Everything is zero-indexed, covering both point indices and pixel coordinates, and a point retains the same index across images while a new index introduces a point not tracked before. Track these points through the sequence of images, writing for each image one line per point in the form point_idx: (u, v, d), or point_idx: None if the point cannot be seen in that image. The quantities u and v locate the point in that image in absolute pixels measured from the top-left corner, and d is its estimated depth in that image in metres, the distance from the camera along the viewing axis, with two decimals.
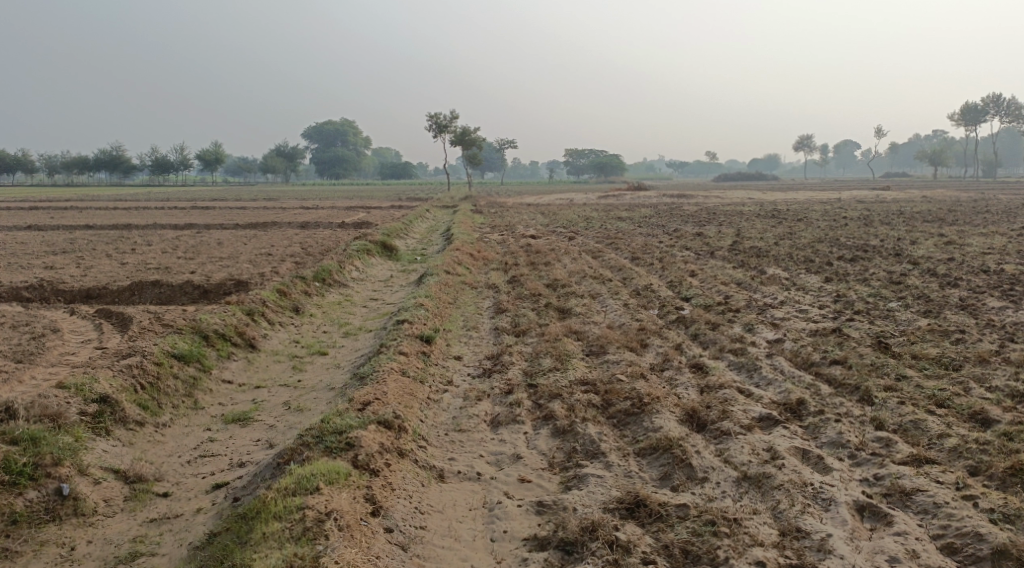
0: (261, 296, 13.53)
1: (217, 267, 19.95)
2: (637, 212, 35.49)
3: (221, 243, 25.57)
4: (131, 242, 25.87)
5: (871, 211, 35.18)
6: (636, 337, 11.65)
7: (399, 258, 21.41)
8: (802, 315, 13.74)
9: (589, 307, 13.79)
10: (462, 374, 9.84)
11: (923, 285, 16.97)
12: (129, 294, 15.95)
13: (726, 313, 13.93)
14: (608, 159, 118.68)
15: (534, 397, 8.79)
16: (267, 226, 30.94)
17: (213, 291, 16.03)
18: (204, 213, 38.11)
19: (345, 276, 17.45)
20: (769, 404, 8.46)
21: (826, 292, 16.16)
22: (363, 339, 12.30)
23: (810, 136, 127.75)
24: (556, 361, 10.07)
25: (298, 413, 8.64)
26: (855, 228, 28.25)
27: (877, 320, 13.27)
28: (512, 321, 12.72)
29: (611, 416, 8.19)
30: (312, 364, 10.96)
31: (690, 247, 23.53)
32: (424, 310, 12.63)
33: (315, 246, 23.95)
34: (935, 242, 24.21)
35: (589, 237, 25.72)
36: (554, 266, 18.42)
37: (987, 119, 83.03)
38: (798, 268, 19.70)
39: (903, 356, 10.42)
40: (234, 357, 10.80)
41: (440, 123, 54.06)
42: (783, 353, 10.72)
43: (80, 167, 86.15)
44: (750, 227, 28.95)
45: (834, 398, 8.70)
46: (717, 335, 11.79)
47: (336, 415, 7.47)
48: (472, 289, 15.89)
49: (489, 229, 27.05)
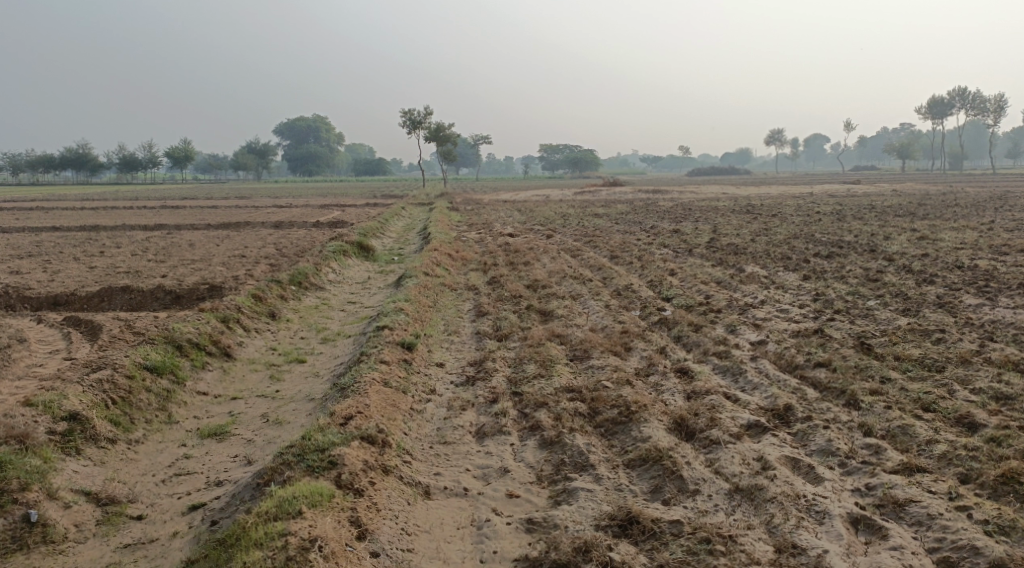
0: (235, 302, 13.23)
1: (190, 270, 19.58)
2: (613, 208, 35.37)
3: (193, 244, 25.13)
4: (100, 244, 25.34)
5: (845, 206, 35.36)
6: (620, 340, 11.52)
7: (375, 259, 21.12)
8: (783, 315, 13.70)
9: (570, 308, 13.65)
10: (445, 382, 9.65)
11: (901, 282, 17.02)
12: (98, 300, 15.56)
13: (708, 314, 13.84)
14: (582, 154, 118.74)
15: (520, 406, 8.63)
16: (240, 225, 30.47)
17: (186, 296, 15.69)
18: (175, 212, 37.50)
19: (322, 278, 17.17)
20: (758, 410, 8.37)
21: (806, 291, 16.15)
22: (342, 345, 12.07)
23: (781, 132, 128.91)
24: (540, 367, 9.92)
25: (276, 426, 8.40)
26: (830, 224, 28.37)
27: (858, 319, 13.26)
28: (493, 325, 12.54)
29: (598, 425, 8.06)
30: (290, 372, 10.71)
31: (668, 244, 23.48)
32: (404, 315, 12.41)
33: (289, 247, 23.58)
34: (909, 237, 24.38)
35: (567, 234, 25.59)
36: (533, 266, 18.26)
37: (953, 112, 84.12)
38: (776, 265, 19.72)
39: (886, 357, 10.40)
40: (209, 367, 10.53)
41: (414, 119, 53.65)
42: (768, 356, 10.65)
43: (46, 166, 84.57)
44: (726, 223, 28.99)
45: (821, 402, 8.64)
46: (700, 337, 11.69)
47: (316, 431, 7.27)
48: (451, 291, 15.69)
49: (465, 228, 26.82)
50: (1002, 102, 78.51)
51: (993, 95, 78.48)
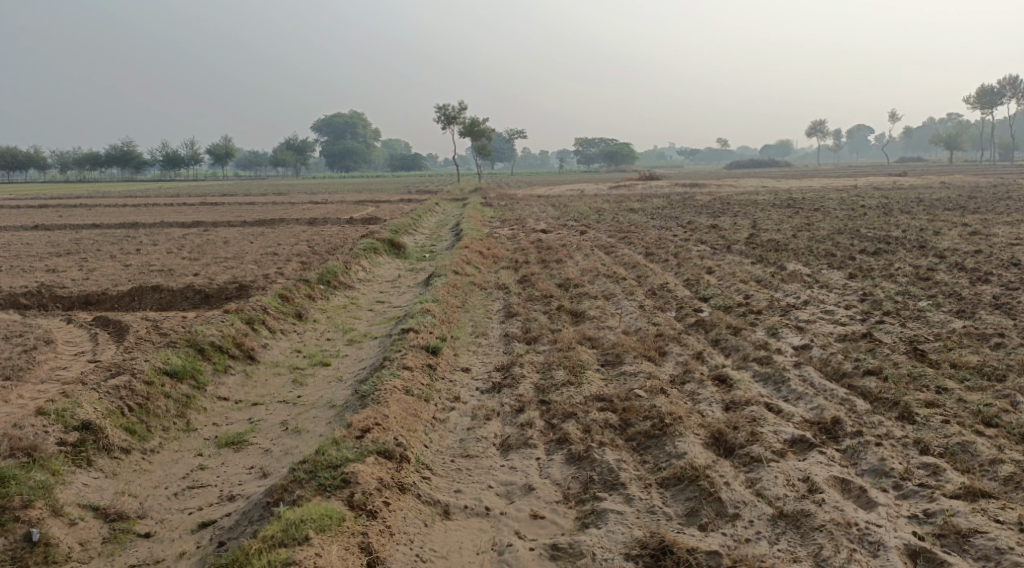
0: (261, 302, 12.97)
1: (221, 268, 19.45)
2: (649, 203, 34.67)
3: (226, 241, 25.07)
4: (136, 241, 25.41)
5: (890, 199, 34.23)
6: (655, 344, 11.00)
7: (407, 256, 20.79)
8: (828, 317, 13.04)
9: (603, 309, 13.14)
10: (470, 388, 9.24)
11: (953, 281, 16.22)
12: (128, 300, 15.44)
13: (747, 316, 13.24)
14: (619, 149, 117.53)
15: (547, 416, 8.19)
16: (274, 222, 30.40)
17: (214, 296, 15.49)
18: (212, 209, 37.68)
19: (351, 277, 16.88)
20: (802, 422, 7.84)
21: (852, 290, 15.45)
22: (367, 347, 11.71)
23: (822, 124, 126.46)
24: (570, 373, 9.46)
25: (294, 435, 8.07)
26: (875, 218, 27.40)
27: (908, 322, 12.57)
28: (523, 327, 12.09)
29: (630, 438, 7.58)
30: (314, 376, 10.38)
31: (706, 240, 22.81)
32: (431, 317, 12.02)
33: (322, 244, 23.40)
34: (960, 232, 23.40)
35: (602, 230, 25.05)
36: (566, 264, 17.78)
37: (1002, 102, 81.55)
38: (819, 262, 19.00)
39: (941, 365, 9.77)
40: (231, 371, 10.24)
41: (449, 114, 53.37)
42: (812, 363, 10.06)
43: (92, 163, 86.04)
44: (766, 218, 28.17)
45: (872, 415, 8.07)
46: (740, 341, 11.13)
47: (332, 445, 6.92)
48: (482, 291, 15.28)
49: (499, 224, 26.38)
50: None
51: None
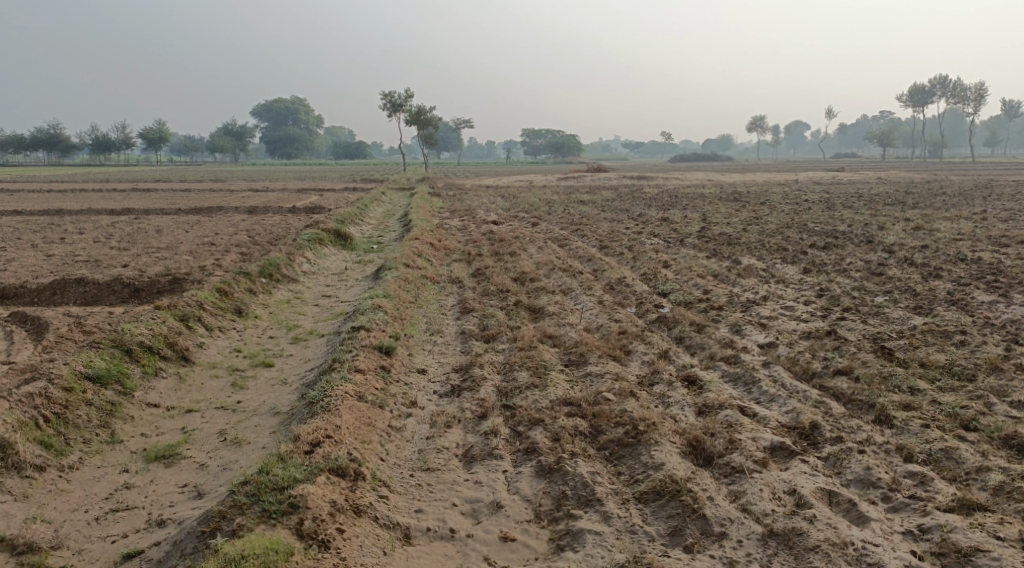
0: (196, 297, 12.11)
1: (154, 259, 18.39)
2: (598, 195, 34.33)
3: (160, 230, 23.86)
4: (61, 230, 24.01)
5: (832, 194, 34.56)
6: (618, 342, 10.55)
7: (353, 248, 19.97)
8: (789, 314, 12.75)
9: (561, 305, 12.64)
10: (427, 392, 8.64)
11: (906, 277, 16.15)
12: (50, 294, 14.38)
13: (709, 312, 12.89)
14: (563, 140, 117.53)
15: (512, 423, 7.65)
16: (212, 211, 29.14)
17: (145, 290, 14.54)
18: (144, 196, 36.06)
19: (295, 270, 16.06)
20: (780, 427, 7.44)
21: (809, 285, 15.24)
22: (314, 346, 11.00)
23: (762, 119, 128.53)
24: (533, 375, 8.92)
25: (234, 448, 7.43)
26: (821, 213, 27.53)
27: (869, 319, 12.33)
28: (479, 324, 11.51)
29: (602, 448, 7.09)
30: (255, 379, 9.66)
31: (658, 233, 22.53)
32: (382, 313, 11.35)
33: (262, 235, 22.41)
34: (904, 227, 23.56)
35: (553, 222, 24.60)
36: (520, 256, 17.25)
37: (934, 101, 83.90)
38: (773, 257, 18.84)
39: (910, 363, 9.51)
40: (163, 374, 9.46)
41: (395, 102, 52.30)
42: (780, 362, 9.71)
43: (17, 146, 82.09)
44: (714, 211, 28.09)
45: (850, 418, 7.73)
46: (705, 339, 10.73)
47: (277, 461, 6.28)
48: (434, 285, 14.63)
49: (447, 214, 25.68)
50: (983, 90, 77.99)
51: (973, 84, 78.02)
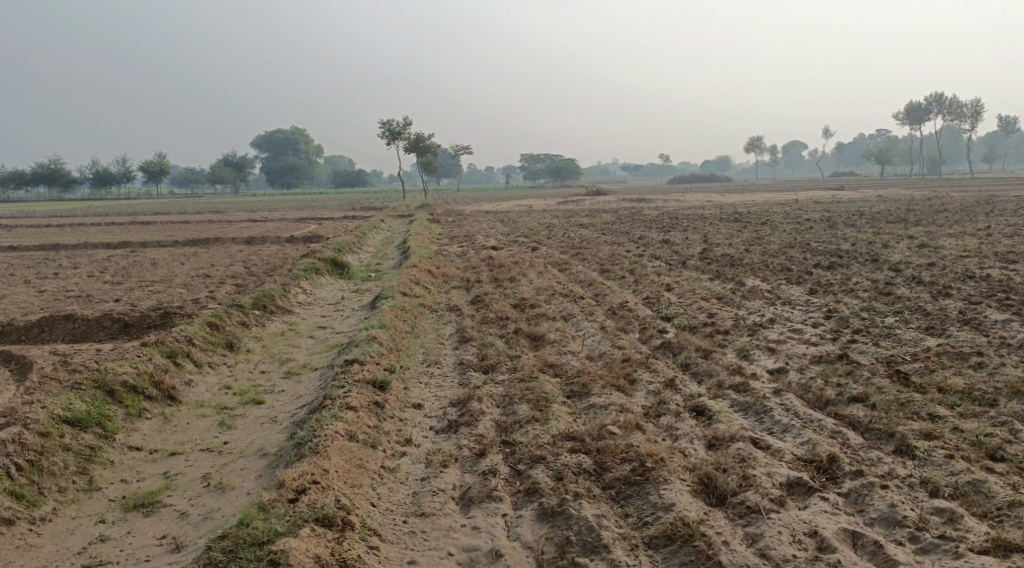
0: (186, 332, 11.72)
1: (148, 293, 18.05)
2: (597, 218, 34.02)
3: (156, 263, 23.54)
4: (56, 264, 23.70)
5: (834, 213, 34.23)
6: (621, 371, 10.14)
7: (351, 277, 19.62)
8: (798, 337, 12.35)
9: (562, 332, 12.24)
10: (422, 429, 8.22)
11: (915, 296, 15.75)
12: (38, 331, 14.03)
13: (715, 338, 12.48)
14: (562, 163, 117.69)
15: (512, 461, 7.25)
16: (209, 242, 28.84)
17: (136, 325, 14.17)
18: (143, 228, 35.81)
19: (290, 301, 15.70)
20: (796, 461, 7.03)
21: (816, 307, 14.85)
22: (307, 380, 10.60)
23: (760, 139, 128.80)
24: (534, 408, 8.51)
25: (217, 494, 7.03)
26: (823, 232, 27.18)
27: (881, 341, 11.93)
28: (478, 354, 11.11)
29: (607, 486, 6.67)
30: (245, 417, 9.26)
31: (660, 256, 22.17)
32: (377, 345, 10.95)
33: (259, 265, 22.10)
34: (909, 245, 23.20)
35: (553, 246, 24.28)
36: (520, 282, 16.89)
37: (932, 118, 83.95)
38: (777, 278, 18.46)
39: (928, 388, 9.09)
40: (147, 415, 9.07)
41: (393, 130, 52.22)
42: (792, 389, 9.29)
43: (17, 181, 82.11)
44: (716, 232, 27.76)
45: (869, 449, 7.32)
46: (712, 366, 10.32)
47: (258, 513, 5.97)
48: (432, 314, 14.24)
49: (447, 241, 25.33)
50: (980, 106, 77.93)
51: (970, 101, 77.99)
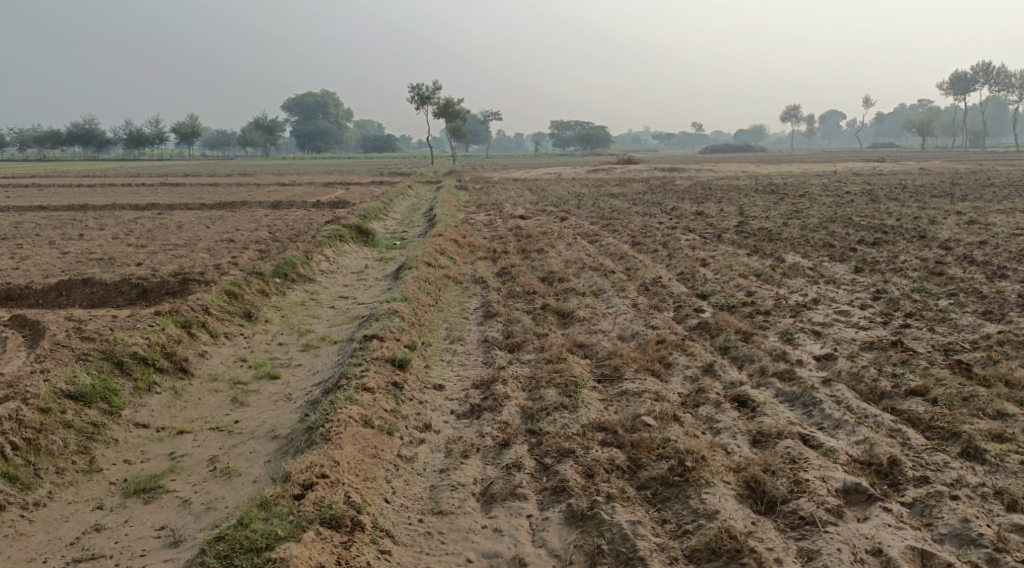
0: (201, 301, 11.26)
1: (170, 257, 17.66)
2: (629, 188, 33.07)
3: (180, 226, 23.20)
4: (81, 225, 23.41)
5: (874, 186, 32.97)
6: (656, 354, 9.48)
7: (376, 244, 19.09)
8: (845, 320, 11.59)
9: (593, 309, 11.59)
10: (443, 413, 7.68)
11: (968, 277, 14.85)
12: (55, 295, 13.68)
13: (755, 318, 11.76)
14: (593, 131, 116.11)
15: (539, 454, 6.69)
16: (235, 205, 28.44)
17: (155, 291, 13.77)
18: (170, 190, 35.47)
19: (312, 268, 15.20)
20: (851, 464, 6.40)
21: (862, 287, 14.05)
22: (324, 354, 10.09)
23: (796, 110, 125.54)
24: (562, 393, 7.91)
25: (223, 481, 6.61)
26: (865, 206, 26.08)
27: (935, 326, 11.15)
28: (503, 331, 10.52)
29: (643, 487, 6.14)
30: (258, 394, 8.79)
31: (695, 229, 21.35)
32: (398, 319, 10.37)
33: (283, 230, 21.65)
34: (957, 221, 22.12)
35: (583, 216, 23.52)
36: (549, 254, 16.23)
37: (976, 89, 81.13)
38: (819, 254, 17.60)
39: (993, 382, 8.36)
40: (157, 389, 8.64)
41: (423, 94, 51.39)
42: (842, 378, 8.60)
43: (53, 141, 82.44)
44: (751, 204, 26.79)
45: (933, 451, 6.66)
46: (753, 350, 9.63)
47: (259, 517, 5.59)
48: (457, 286, 13.66)
49: (474, 209, 24.66)
50: None
51: (1018, 72, 75.14)
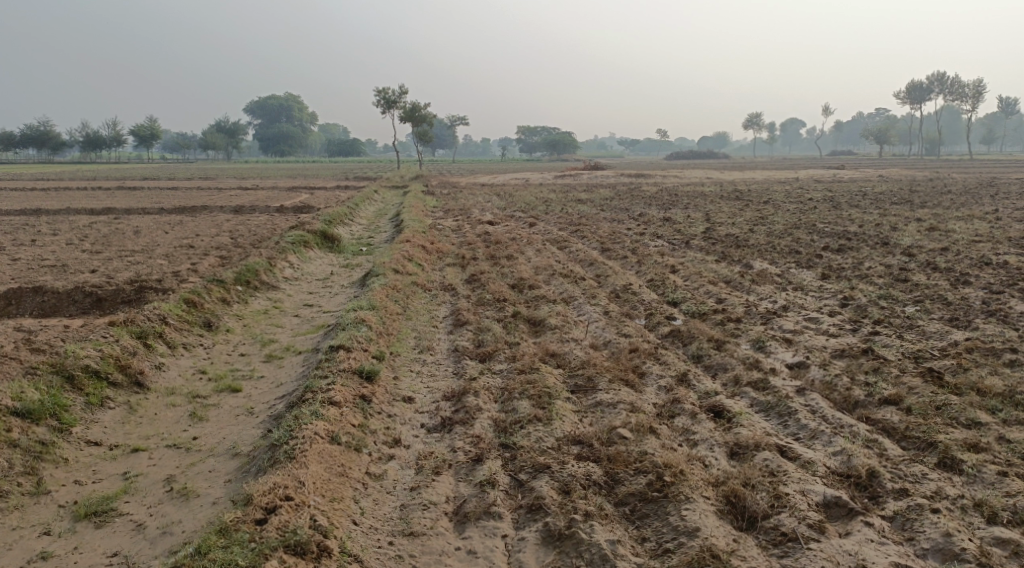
0: (159, 310, 10.87)
1: (127, 264, 17.13)
2: (595, 194, 33.00)
3: (139, 231, 22.60)
4: (35, 231, 22.70)
5: (836, 192, 33.28)
6: (630, 363, 9.32)
7: (342, 250, 18.74)
8: (816, 327, 11.54)
9: (564, 317, 11.40)
10: (413, 427, 7.43)
11: (933, 283, 14.95)
12: (5, 304, 13.15)
13: (726, 326, 11.66)
14: (558, 136, 116.32)
15: (512, 469, 6.48)
16: (196, 210, 27.84)
17: (110, 300, 13.31)
18: (129, 194, 34.64)
19: (276, 276, 14.83)
20: (830, 476, 6.29)
21: (830, 293, 14.05)
22: (288, 365, 9.77)
23: (757, 117, 127.13)
24: (535, 405, 7.70)
25: (180, 503, 6.39)
26: (828, 212, 26.27)
27: (905, 334, 11.14)
28: (474, 340, 10.28)
29: (620, 503, 6.04)
30: (219, 408, 8.46)
31: (663, 235, 21.32)
32: (366, 329, 10.08)
33: (246, 236, 21.19)
34: (918, 228, 22.35)
35: (551, 222, 23.39)
36: (517, 261, 16.03)
37: (932, 98, 82.82)
38: (786, 261, 17.64)
39: (966, 390, 8.31)
40: (111, 404, 8.27)
41: (389, 98, 50.97)
42: (816, 387, 8.51)
43: (7, 143, 80.34)
44: (718, 211, 26.87)
45: (911, 462, 6.57)
46: (726, 358, 9.50)
47: (219, 544, 5.40)
48: (425, 293, 13.40)
49: (441, 215, 24.39)
50: (981, 86, 76.88)
51: (972, 81, 76.74)
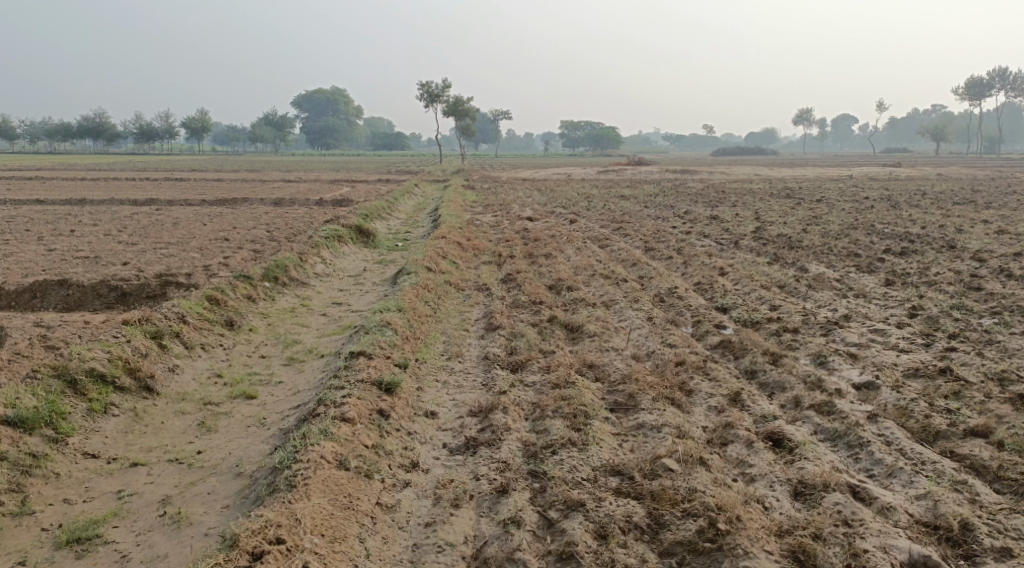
0: (177, 308, 10.29)
1: (159, 256, 16.73)
2: (640, 190, 32.01)
3: (176, 223, 22.26)
4: (76, 220, 22.52)
5: (894, 191, 31.76)
6: (676, 378, 8.42)
7: (377, 245, 18.12)
8: (882, 341, 10.51)
9: (605, 322, 10.53)
10: (434, 447, 6.68)
11: (1009, 292, 13.73)
12: (29, 297, 12.75)
13: (782, 337, 10.69)
14: (604, 131, 114.90)
15: (542, 506, 5.74)
16: (237, 202, 27.52)
17: (135, 294, 12.82)
18: (173, 185, 34.58)
19: (306, 271, 14.22)
20: (915, 528, 5.52)
21: (895, 302, 12.96)
22: (309, 370, 9.11)
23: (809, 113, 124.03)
24: (571, 425, 6.89)
25: (172, 532, 5.77)
26: (887, 212, 24.91)
27: (985, 350, 10.04)
28: (506, 347, 9.49)
29: (666, 553, 5.35)
30: (229, 416, 7.82)
31: (711, 234, 20.29)
32: (391, 332, 9.34)
33: (282, 229, 20.69)
34: (986, 230, 20.93)
35: (594, 219, 22.49)
36: (557, 259, 15.21)
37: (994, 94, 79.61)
38: (844, 264, 16.52)
39: None
40: (115, 410, 7.68)
41: (432, 92, 50.40)
42: (890, 413, 7.54)
43: (64, 133, 81.93)
44: (769, 209, 25.68)
45: (1010, 512, 5.64)
46: (785, 375, 8.55)
47: None
48: (458, 294, 12.65)
49: (480, 210, 23.65)
50: None
51: None
